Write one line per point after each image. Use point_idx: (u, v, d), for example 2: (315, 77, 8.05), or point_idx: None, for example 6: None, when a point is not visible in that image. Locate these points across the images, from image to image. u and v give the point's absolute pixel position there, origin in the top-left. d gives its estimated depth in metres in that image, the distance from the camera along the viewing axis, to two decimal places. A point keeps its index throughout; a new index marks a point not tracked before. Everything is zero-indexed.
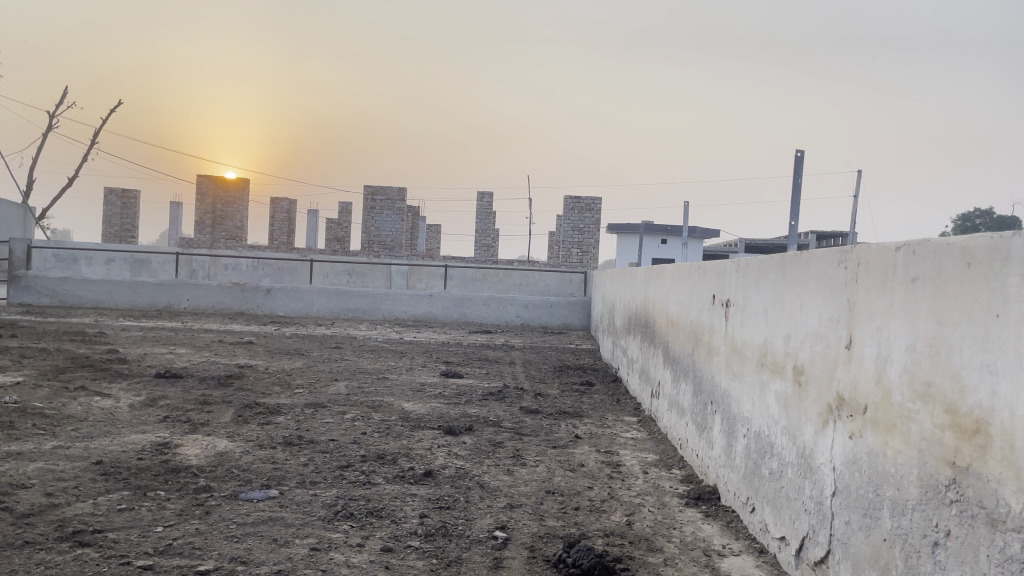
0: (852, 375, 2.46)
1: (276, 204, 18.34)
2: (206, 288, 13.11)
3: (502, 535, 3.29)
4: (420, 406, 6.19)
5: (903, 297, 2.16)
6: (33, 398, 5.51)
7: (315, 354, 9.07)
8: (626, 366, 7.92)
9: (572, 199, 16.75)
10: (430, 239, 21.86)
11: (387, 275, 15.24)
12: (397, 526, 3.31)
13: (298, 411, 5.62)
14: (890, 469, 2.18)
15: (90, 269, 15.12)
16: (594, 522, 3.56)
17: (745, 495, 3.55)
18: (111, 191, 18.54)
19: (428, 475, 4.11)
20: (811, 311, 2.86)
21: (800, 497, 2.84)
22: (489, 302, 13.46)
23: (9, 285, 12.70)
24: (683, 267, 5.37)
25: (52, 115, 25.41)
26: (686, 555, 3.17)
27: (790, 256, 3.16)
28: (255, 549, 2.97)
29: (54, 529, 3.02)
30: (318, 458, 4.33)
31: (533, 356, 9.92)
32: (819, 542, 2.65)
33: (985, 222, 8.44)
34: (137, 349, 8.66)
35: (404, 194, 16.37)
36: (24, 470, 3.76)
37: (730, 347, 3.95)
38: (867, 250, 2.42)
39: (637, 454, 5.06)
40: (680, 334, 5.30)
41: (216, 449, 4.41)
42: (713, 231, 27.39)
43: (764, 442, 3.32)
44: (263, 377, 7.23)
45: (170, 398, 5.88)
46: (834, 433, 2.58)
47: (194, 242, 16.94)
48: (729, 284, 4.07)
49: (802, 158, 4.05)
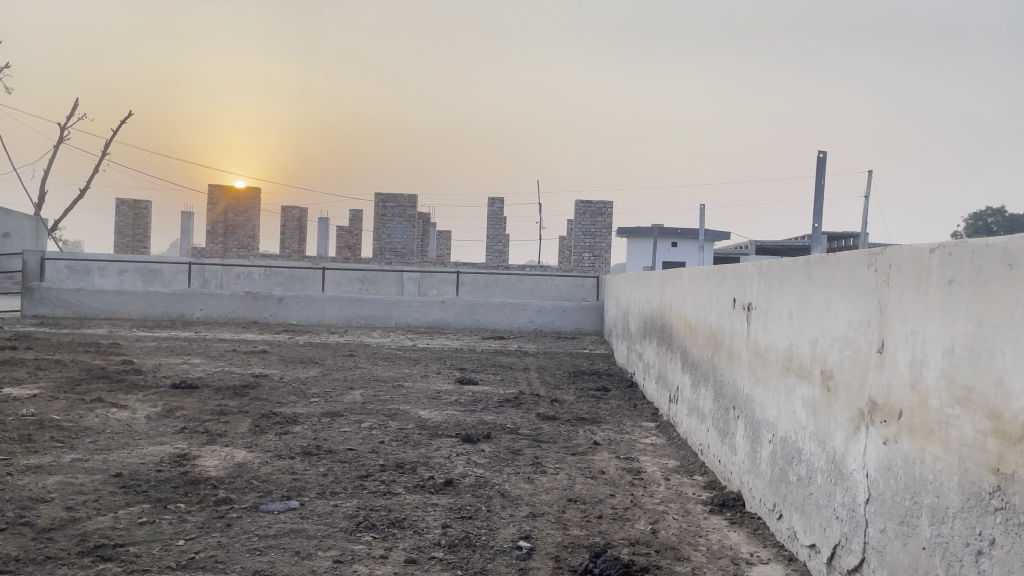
0: (884, 379, 2.42)
1: (287, 213, 18.38)
2: (219, 298, 13.13)
3: (527, 544, 3.25)
4: (436, 414, 6.16)
5: (939, 300, 2.12)
6: (51, 410, 5.50)
7: (329, 362, 9.05)
8: (642, 371, 7.87)
9: (583, 203, 16.71)
10: (440, 245, 21.85)
11: (399, 282, 15.24)
12: (420, 537, 3.27)
13: (315, 421, 5.60)
14: (928, 476, 2.13)
15: (103, 280, 15.18)
16: (618, 530, 3.52)
17: (771, 501, 3.50)
18: (122, 202, 18.64)
19: (449, 484, 4.07)
20: (839, 315, 2.82)
21: (831, 504, 2.79)
22: (502, 308, 13.43)
23: (23, 296, 12.77)
24: (700, 270, 5.32)
25: (63, 126, 25.59)
26: (714, 564, 3.13)
27: (816, 258, 3.11)
28: (278, 562, 2.94)
29: (75, 544, 3.00)
30: (337, 468, 4.31)
31: (547, 362, 9.88)
32: (853, 550, 2.60)
33: (1002, 221, 8.36)
34: (152, 360, 8.67)
35: (415, 201, 16.37)
36: (43, 483, 3.74)
37: (753, 351, 3.90)
38: (898, 252, 2.38)
39: (658, 460, 5.01)
40: (699, 339, 5.24)
41: (235, 460, 4.38)
42: (724, 234, 27.28)
43: (791, 448, 3.27)
44: (278, 386, 7.22)
45: (186, 408, 5.87)
46: (867, 438, 2.53)
47: (206, 252, 16.98)
48: (750, 288, 4.02)
49: (825, 159, 4.00)
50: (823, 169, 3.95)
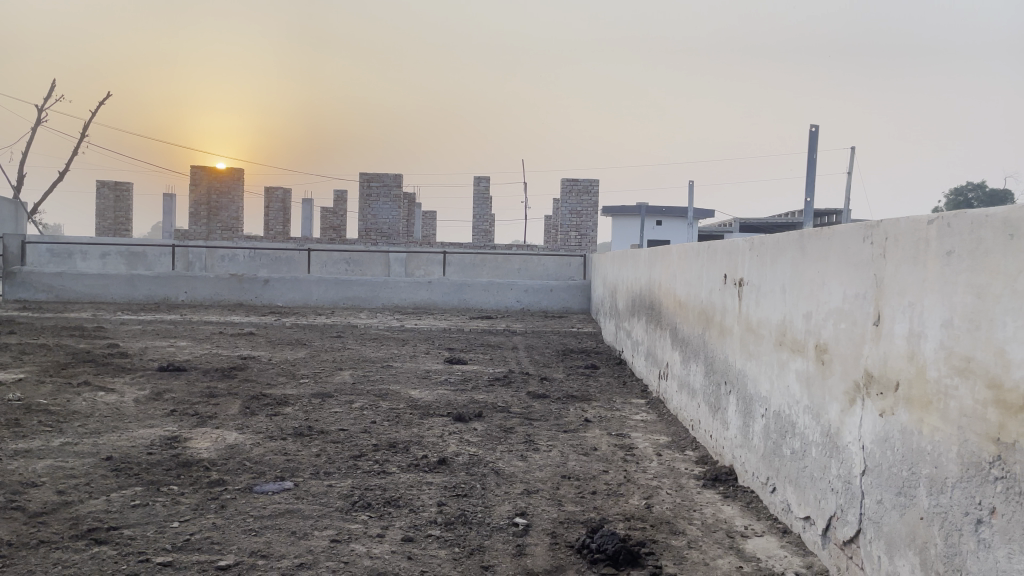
0: (881, 351, 2.42)
1: (270, 194, 18.21)
2: (204, 280, 13.02)
3: (523, 521, 3.25)
4: (427, 394, 6.15)
5: (937, 272, 2.12)
6: (37, 394, 5.44)
7: (317, 344, 9.01)
8: (630, 349, 7.90)
9: (569, 181, 16.65)
10: (426, 224, 21.75)
11: (386, 262, 15.16)
12: (416, 515, 3.27)
13: (305, 402, 5.57)
14: (926, 446, 2.14)
15: (85, 263, 15.01)
16: (613, 506, 3.53)
17: (764, 475, 3.52)
18: (103, 184, 18.37)
19: (443, 463, 4.07)
20: (834, 289, 2.82)
21: (827, 477, 2.81)
22: (489, 287, 13.42)
23: (4, 280, 12.62)
24: (690, 246, 5.31)
25: (40, 108, 25.20)
26: (710, 537, 3.15)
27: (809, 233, 3.11)
28: (275, 542, 2.93)
29: (68, 528, 2.97)
30: (330, 448, 4.29)
31: (535, 341, 9.88)
32: (848, 521, 2.62)
33: (983, 196, 8.43)
34: (138, 343, 8.59)
35: (400, 181, 16.25)
36: (33, 468, 3.70)
37: (745, 326, 3.91)
38: (896, 224, 2.38)
39: (649, 436, 5.03)
40: (689, 316, 5.25)
41: (227, 442, 4.36)
42: (708, 212, 27.35)
43: (785, 422, 3.29)
44: (267, 368, 7.17)
45: (175, 391, 5.82)
46: (863, 410, 2.54)
47: (189, 234, 16.82)
48: (742, 263, 4.03)
49: (817, 133, 3.99)
50: (816, 144, 3.95)
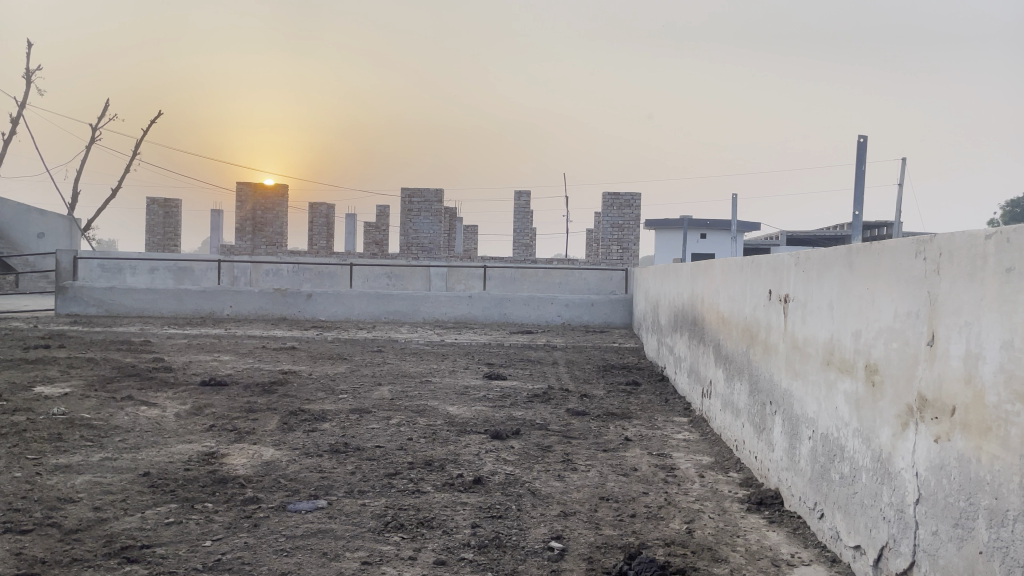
0: (935, 373, 2.29)
1: (315, 209, 18.44)
2: (248, 294, 13.18)
3: (559, 545, 3.16)
4: (464, 410, 6.09)
5: (996, 290, 1.99)
6: (81, 409, 5.51)
7: (357, 358, 9.01)
8: (673, 365, 7.74)
9: (611, 195, 16.53)
10: (468, 239, 21.82)
11: (427, 277, 15.20)
12: (449, 538, 3.20)
13: (343, 418, 5.55)
14: (985, 476, 2.01)
15: (135, 278, 15.34)
16: (653, 530, 3.42)
17: (812, 500, 3.38)
18: (153, 201, 18.81)
19: (478, 483, 4.00)
20: (884, 307, 2.69)
21: (878, 505, 2.67)
22: (530, 302, 13.35)
23: (57, 295, 12.92)
24: (733, 261, 5.18)
25: (94, 126, 25.93)
26: (754, 565, 3.02)
27: (857, 247, 2.99)
28: (305, 563, 2.88)
29: (101, 546, 2.97)
30: (365, 466, 4.25)
31: (576, 356, 9.77)
32: (901, 552, 2.48)
33: None
34: (182, 357, 8.70)
35: (442, 196, 16.30)
36: (72, 483, 3.73)
37: (791, 344, 3.77)
38: (950, 239, 2.25)
39: (691, 456, 4.89)
40: (733, 332, 5.12)
41: (263, 458, 4.35)
42: (753, 225, 26.96)
43: (833, 445, 3.15)
44: (307, 383, 7.19)
45: (215, 406, 5.85)
46: (916, 435, 2.40)
47: (235, 249, 17.08)
48: (787, 279, 3.89)
49: (865, 143, 3.86)
50: (864, 155, 3.82)
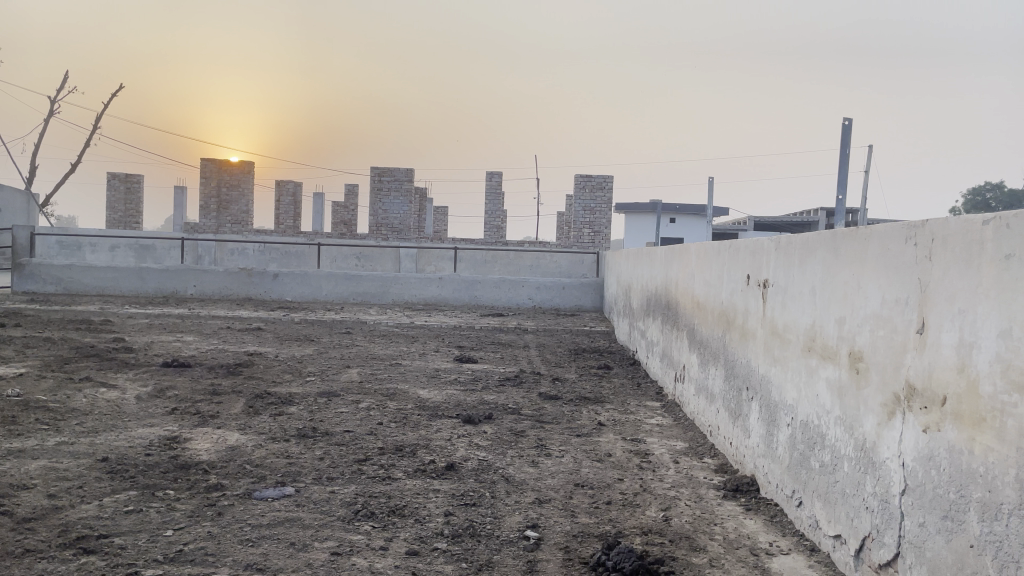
0: (926, 362, 2.23)
1: (282, 187, 18.12)
2: (212, 273, 12.92)
3: (534, 534, 3.08)
4: (435, 394, 5.99)
5: (994, 277, 1.93)
6: (36, 390, 5.30)
7: (326, 340, 8.86)
8: (645, 350, 7.70)
9: (583, 177, 16.46)
10: (438, 220, 21.67)
11: (397, 258, 15.07)
12: (422, 527, 3.10)
13: (311, 401, 5.41)
14: (978, 468, 1.95)
15: (95, 255, 15.02)
16: (629, 518, 3.36)
17: (790, 487, 3.34)
18: (114, 176, 18.37)
19: (451, 468, 3.91)
20: (871, 292, 2.63)
21: (860, 494, 2.63)
22: (501, 284, 13.29)
23: (13, 272, 12.52)
24: (709, 244, 5.14)
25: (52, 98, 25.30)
26: (733, 554, 2.97)
27: (842, 232, 2.94)
28: (272, 554, 2.77)
29: (56, 536, 2.82)
30: (334, 451, 4.13)
31: (547, 339, 9.70)
32: (885, 543, 2.43)
33: (997, 196, 8.18)
34: (144, 337, 8.46)
35: (413, 175, 16.09)
36: (25, 469, 3.56)
37: (769, 330, 3.72)
38: (944, 224, 2.19)
39: (665, 442, 4.84)
40: (708, 316, 5.08)
41: (228, 443, 4.21)
42: (723, 210, 27.11)
43: (813, 432, 3.10)
44: (274, 365, 7.02)
45: (178, 389, 5.67)
46: (903, 425, 2.35)
47: (199, 227, 16.75)
48: (767, 264, 3.84)
49: (848, 128, 3.83)
50: (847, 139, 3.80)
